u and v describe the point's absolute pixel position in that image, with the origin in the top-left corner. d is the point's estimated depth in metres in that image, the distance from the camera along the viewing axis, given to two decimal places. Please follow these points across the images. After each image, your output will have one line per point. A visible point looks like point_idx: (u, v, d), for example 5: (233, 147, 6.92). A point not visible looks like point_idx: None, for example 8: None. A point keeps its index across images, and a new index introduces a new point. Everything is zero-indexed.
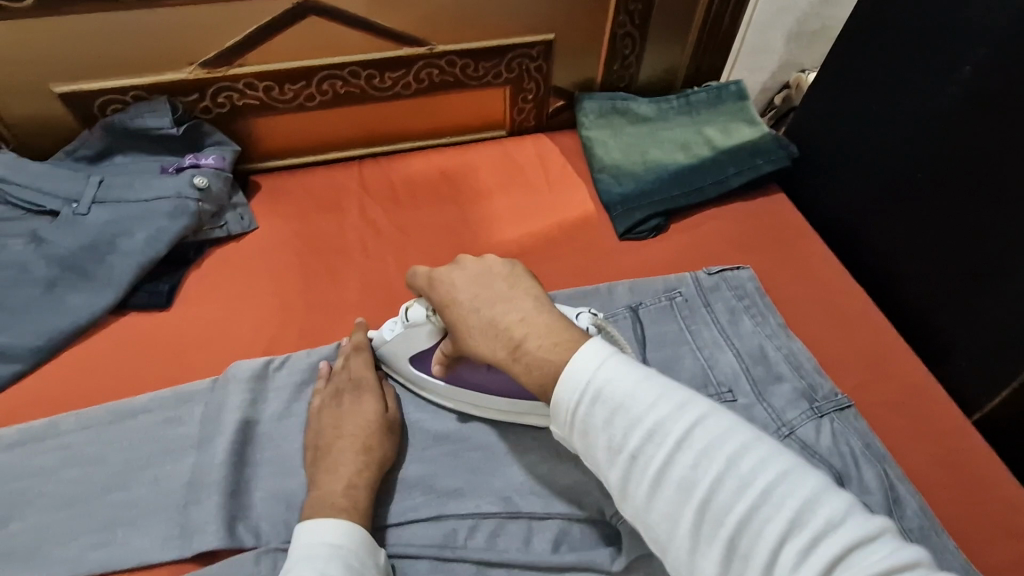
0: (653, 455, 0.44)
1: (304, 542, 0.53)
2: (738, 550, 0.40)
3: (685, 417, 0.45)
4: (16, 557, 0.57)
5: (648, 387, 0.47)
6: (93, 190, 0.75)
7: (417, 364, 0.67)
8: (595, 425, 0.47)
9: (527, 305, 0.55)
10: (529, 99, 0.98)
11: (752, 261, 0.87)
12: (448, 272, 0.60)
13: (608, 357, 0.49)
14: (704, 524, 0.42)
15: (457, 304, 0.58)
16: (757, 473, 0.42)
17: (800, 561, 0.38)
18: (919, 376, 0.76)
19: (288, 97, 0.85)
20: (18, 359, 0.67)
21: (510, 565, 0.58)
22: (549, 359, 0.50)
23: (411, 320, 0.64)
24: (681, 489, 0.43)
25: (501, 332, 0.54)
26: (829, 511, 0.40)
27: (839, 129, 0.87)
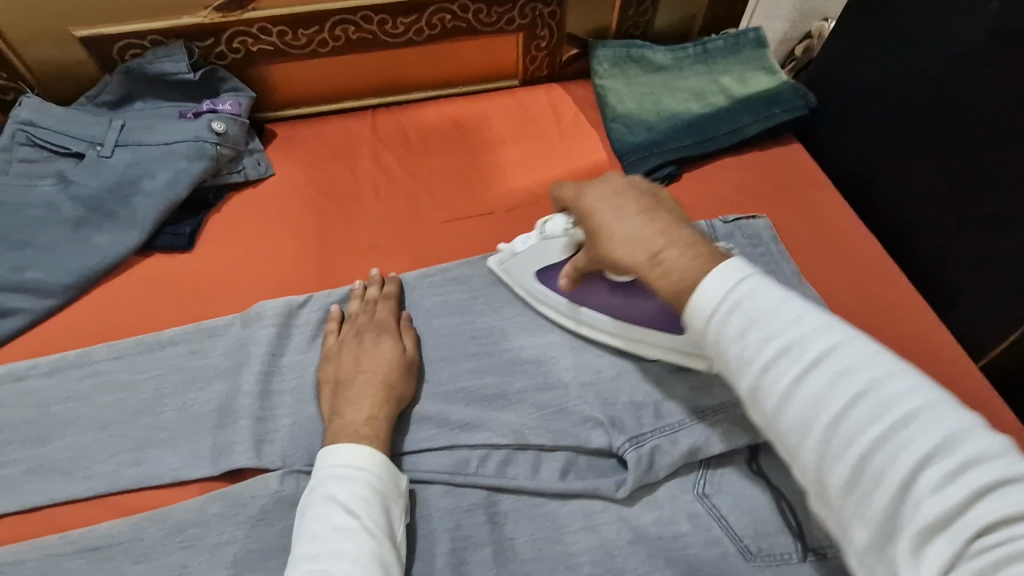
0: (787, 369, 0.43)
1: (329, 462, 0.56)
2: (870, 471, 0.38)
3: (829, 337, 0.43)
4: (57, 472, 0.61)
5: (790, 308, 0.45)
6: (116, 134, 0.77)
7: (540, 279, 0.71)
8: (728, 336, 0.45)
9: (667, 221, 0.54)
10: (542, 47, 0.97)
11: (767, 209, 0.86)
12: (594, 185, 0.60)
13: (747, 275, 0.47)
14: (834, 442, 0.40)
15: (600, 212, 0.57)
16: (902, 399, 0.39)
17: (939, 489, 0.36)
18: (927, 324, 0.76)
19: (301, 43, 0.85)
20: (49, 294, 0.70)
21: (520, 491, 0.61)
22: (687, 269, 0.49)
23: (548, 231, 0.68)
24: (814, 405, 0.41)
25: (642, 240, 0.53)
26: (976, 445, 0.36)
27: (860, 75, 0.85)
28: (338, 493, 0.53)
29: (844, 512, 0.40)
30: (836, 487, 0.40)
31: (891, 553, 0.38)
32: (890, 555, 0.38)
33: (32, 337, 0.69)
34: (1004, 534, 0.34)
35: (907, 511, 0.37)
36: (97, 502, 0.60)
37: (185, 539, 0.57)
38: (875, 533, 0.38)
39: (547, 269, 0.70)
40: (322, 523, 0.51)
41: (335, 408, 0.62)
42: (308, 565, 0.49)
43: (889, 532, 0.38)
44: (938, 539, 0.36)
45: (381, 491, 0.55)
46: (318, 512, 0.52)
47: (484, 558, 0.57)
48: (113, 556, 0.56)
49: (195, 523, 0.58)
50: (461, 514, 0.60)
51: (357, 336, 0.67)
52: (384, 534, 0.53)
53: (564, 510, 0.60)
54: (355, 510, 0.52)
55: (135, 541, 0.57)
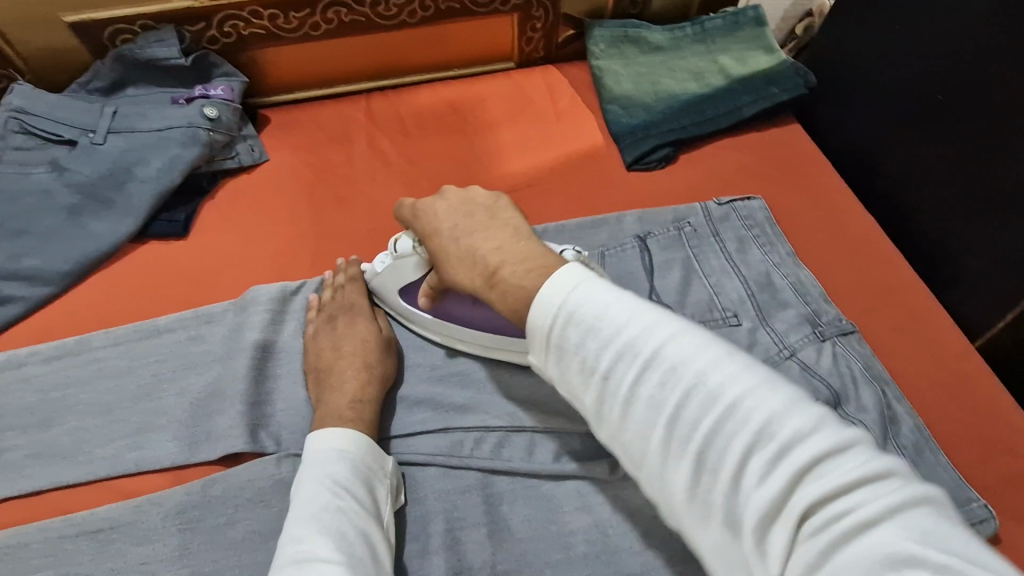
0: (625, 374, 0.43)
1: (313, 448, 0.57)
2: (708, 464, 0.39)
3: (660, 334, 0.43)
4: (60, 456, 0.62)
5: (624, 310, 0.45)
6: (109, 121, 0.77)
7: (405, 297, 0.69)
8: (569, 345, 0.45)
9: (503, 235, 0.55)
10: (538, 27, 0.96)
11: (764, 190, 0.86)
12: (431, 205, 0.61)
13: (584, 277, 0.47)
14: (672, 442, 0.41)
15: (438, 234, 0.59)
16: (723, 389, 0.40)
17: (765, 475, 0.37)
18: (924, 303, 0.75)
19: (293, 26, 0.85)
20: (48, 281, 0.71)
21: (514, 473, 0.61)
22: (521, 287, 0.50)
23: (399, 251, 0.66)
24: (651, 407, 0.42)
25: (476, 260, 0.54)
26: (793, 425, 0.37)
27: (861, 53, 0.84)
28: (323, 474, 0.54)
29: (692, 511, 0.40)
30: (682, 487, 0.40)
31: (741, 550, 0.38)
32: (739, 551, 0.38)
33: (30, 325, 0.70)
34: (829, 510, 0.35)
35: (744, 501, 0.37)
36: (98, 486, 0.61)
37: (186, 522, 0.58)
38: (723, 532, 0.38)
39: (409, 287, 0.68)
40: (310, 506, 0.51)
41: (321, 393, 0.63)
42: (296, 547, 0.49)
43: (736, 528, 0.38)
44: (777, 527, 0.36)
45: (364, 472, 0.56)
46: (304, 496, 0.52)
47: (480, 537, 0.58)
48: (115, 538, 0.57)
49: (195, 505, 0.58)
50: (456, 495, 0.60)
51: (337, 321, 0.67)
52: (370, 514, 0.53)
53: (559, 491, 0.60)
54: (341, 491, 0.53)
55: (137, 524, 0.58)
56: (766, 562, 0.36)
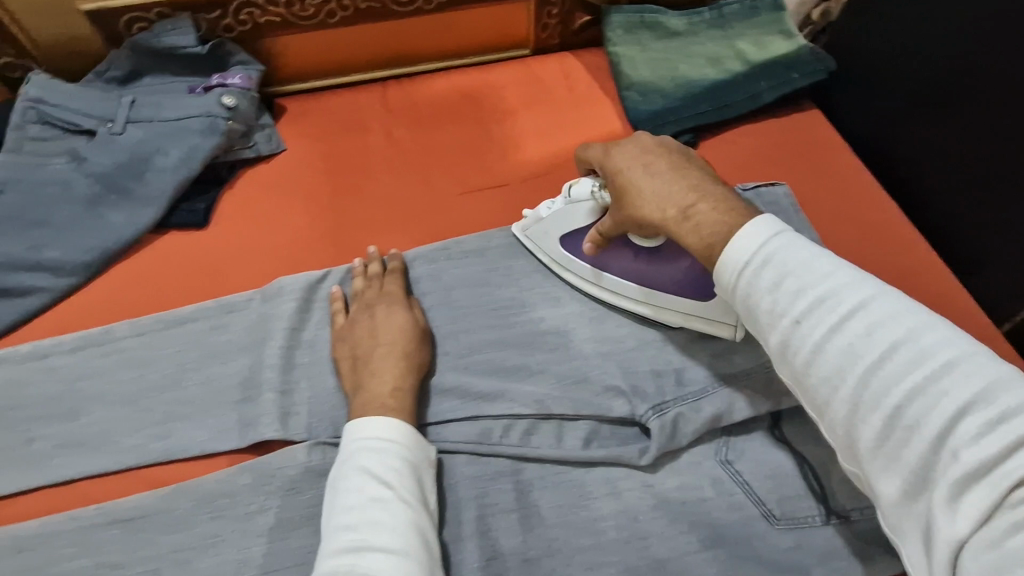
0: (821, 323, 0.46)
1: (359, 435, 0.56)
2: (905, 420, 0.42)
3: (865, 296, 0.46)
4: (88, 446, 0.62)
5: (825, 265, 0.48)
6: (127, 110, 0.76)
7: (566, 244, 0.70)
8: (760, 289, 0.49)
9: (699, 182, 0.58)
10: (554, 14, 0.95)
11: (784, 177, 0.85)
12: (621, 146, 0.64)
13: (784, 237, 0.50)
14: (867, 394, 0.44)
15: (629, 169, 0.61)
16: (935, 351, 0.42)
17: (975, 438, 0.39)
18: (948, 288, 0.75)
19: (309, 13, 0.84)
20: (70, 272, 0.70)
21: (543, 460, 0.61)
22: (719, 223, 0.53)
23: (574, 195, 0.68)
24: (849, 359, 0.45)
25: (672, 199, 0.57)
26: (1011, 396, 0.39)
27: (885, 38, 0.84)
28: (370, 464, 0.54)
29: (876, 460, 0.43)
30: (870, 438, 0.43)
31: (926, 503, 0.41)
32: (924, 504, 0.41)
33: (54, 316, 0.69)
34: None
35: (941, 461, 0.40)
36: (127, 476, 0.61)
37: (215, 510, 0.58)
38: (910, 482, 0.42)
39: (575, 233, 0.69)
40: (357, 495, 0.51)
41: (357, 380, 0.62)
42: (346, 536, 0.49)
43: (925, 482, 0.41)
44: (975, 487, 0.38)
45: (411, 461, 0.56)
46: (351, 485, 0.52)
47: (510, 523, 0.58)
48: (145, 527, 0.57)
49: (225, 493, 0.59)
50: (485, 482, 0.60)
51: (370, 309, 0.67)
52: (418, 504, 0.53)
53: (589, 477, 0.60)
54: (389, 481, 0.53)
55: (167, 512, 0.58)
56: (954, 520, 0.39)
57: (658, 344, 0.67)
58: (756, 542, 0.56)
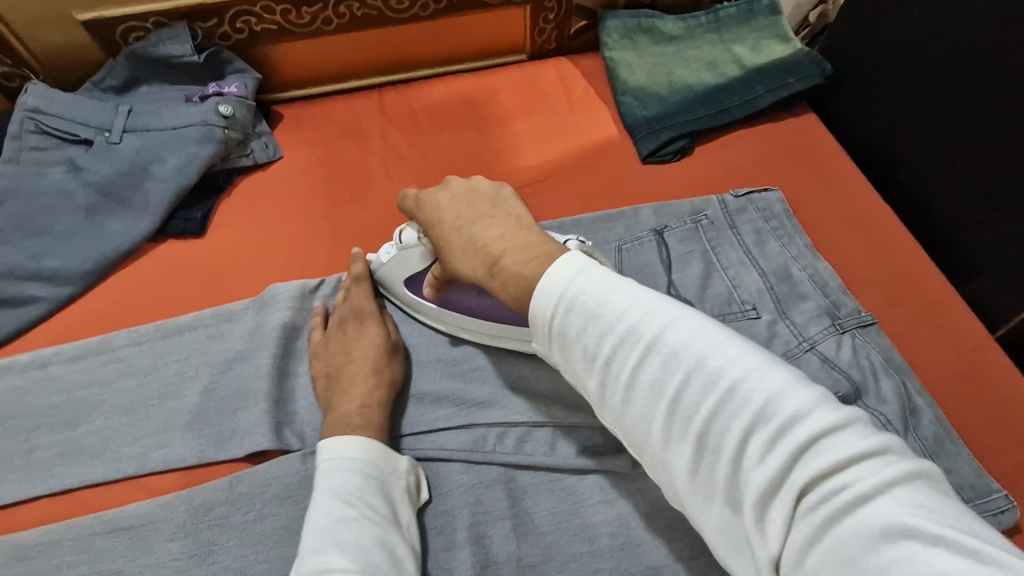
0: (627, 359, 0.45)
1: (327, 456, 0.56)
2: (708, 448, 0.41)
3: (659, 324, 0.44)
4: (88, 455, 0.63)
5: (623, 296, 0.46)
6: (124, 119, 0.77)
7: (411, 285, 0.69)
8: (572, 332, 0.47)
9: (508, 222, 0.56)
10: (550, 19, 0.95)
11: (779, 182, 0.85)
12: (433, 193, 0.63)
13: (587, 267, 0.48)
14: (674, 428, 0.42)
15: (443, 222, 0.60)
16: (723, 373, 0.41)
17: (764, 455, 0.38)
18: (944, 295, 0.75)
19: (305, 21, 0.84)
20: (69, 281, 0.71)
21: (537, 467, 0.62)
22: (522, 275, 0.51)
23: (403, 242, 0.67)
24: (654, 392, 0.43)
25: (478, 249, 0.56)
26: (790, 408, 0.39)
27: (880, 43, 0.84)
28: (337, 485, 0.54)
29: (695, 491, 0.42)
30: (685, 469, 0.42)
31: (741, 526, 0.40)
32: (740, 527, 0.40)
33: (54, 326, 0.70)
34: (826, 487, 0.37)
35: (745, 481, 0.39)
36: (127, 484, 0.62)
37: (214, 518, 0.59)
38: (726, 510, 0.40)
39: (414, 275, 0.68)
40: (325, 516, 0.51)
41: (329, 398, 0.63)
42: (315, 559, 0.48)
43: (737, 504, 0.40)
44: (776, 505, 0.38)
45: (378, 478, 0.56)
46: (320, 506, 0.52)
47: (505, 531, 0.58)
48: (145, 535, 0.58)
49: (223, 501, 0.59)
50: (480, 489, 0.61)
51: (343, 325, 0.67)
52: (388, 521, 0.53)
53: (582, 485, 0.61)
54: (355, 500, 0.53)
55: (166, 520, 0.59)
56: (766, 538, 0.38)
57: None
58: None
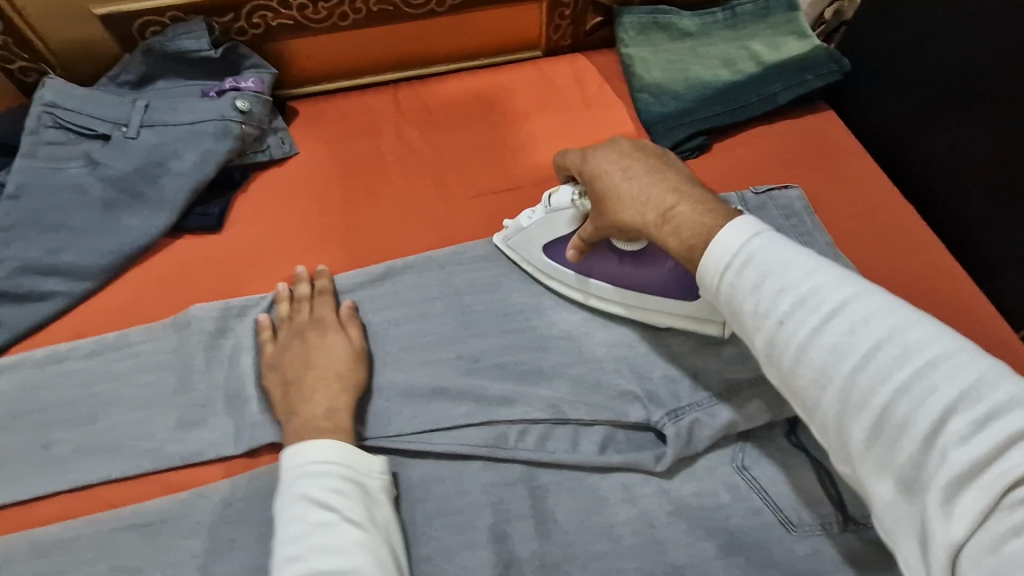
0: (805, 320, 0.46)
1: (295, 463, 0.55)
2: (892, 419, 0.41)
3: (844, 291, 0.45)
4: (105, 450, 0.62)
5: (804, 263, 0.48)
6: (140, 114, 0.76)
7: (549, 250, 0.70)
8: (746, 289, 0.49)
9: (678, 181, 0.58)
10: (566, 15, 0.94)
11: (798, 179, 0.84)
12: (600, 151, 0.63)
13: (769, 241, 0.50)
14: (854, 394, 0.43)
15: (611, 176, 0.60)
16: (921, 347, 0.41)
17: (963, 438, 0.38)
18: (964, 294, 0.74)
19: (321, 16, 0.84)
20: (86, 277, 0.71)
21: (559, 465, 0.61)
22: (699, 223, 0.54)
23: (554, 204, 0.67)
24: (833, 355, 0.44)
25: (650, 199, 0.57)
26: (999, 394, 0.38)
27: (900, 39, 0.83)
28: (312, 490, 0.53)
29: (869, 463, 0.42)
30: (859, 440, 0.42)
31: (922, 509, 0.39)
32: (918, 507, 0.40)
33: (70, 321, 0.70)
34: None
35: (933, 461, 0.39)
36: (144, 480, 0.61)
37: (232, 515, 0.58)
38: (903, 484, 0.40)
39: (558, 241, 0.69)
40: (300, 523, 0.51)
41: (287, 406, 0.61)
42: (294, 567, 0.49)
43: (921, 484, 0.40)
44: (968, 489, 0.37)
45: (352, 480, 0.55)
46: (293, 514, 0.52)
47: (527, 529, 0.58)
48: (163, 531, 0.58)
49: (242, 498, 0.59)
50: (501, 488, 0.60)
51: (298, 335, 0.66)
52: (366, 521, 0.53)
53: (604, 483, 0.60)
54: (330, 503, 0.52)
55: (184, 517, 0.58)
56: (950, 524, 0.37)
57: (671, 349, 0.67)
58: (775, 548, 0.55)
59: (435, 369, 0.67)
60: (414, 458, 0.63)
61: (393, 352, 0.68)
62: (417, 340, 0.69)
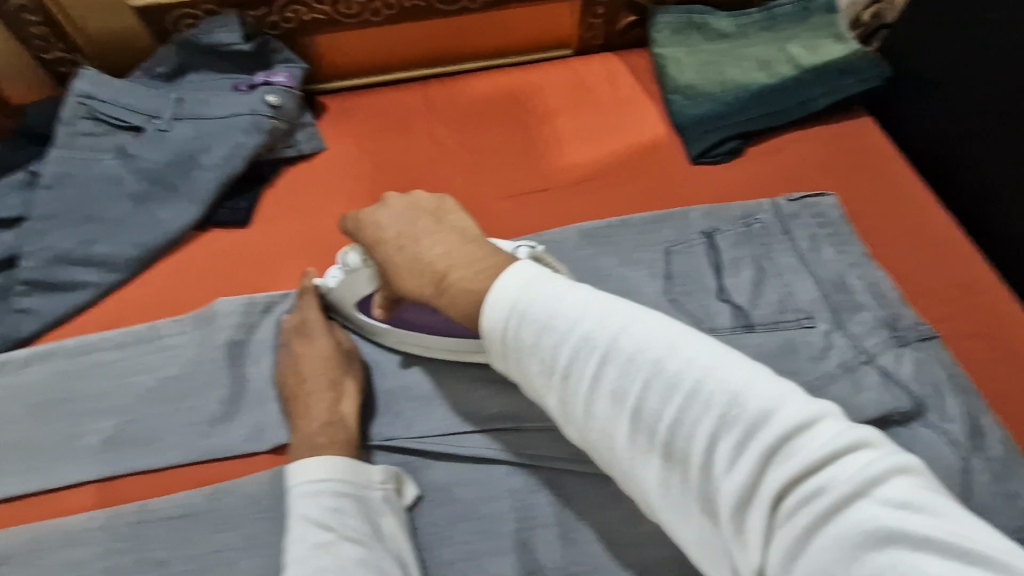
0: (586, 371, 0.46)
1: (295, 482, 0.56)
2: (676, 451, 0.42)
3: (614, 335, 0.46)
4: (133, 442, 0.62)
5: (573, 305, 0.48)
6: (173, 107, 0.77)
7: (362, 309, 0.67)
8: (523, 344, 0.48)
9: (449, 235, 0.56)
10: (600, 14, 0.93)
11: (835, 187, 0.82)
12: (378, 213, 0.61)
13: (531, 275, 0.50)
14: (641, 436, 0.44)
15: (387, 245, 0.58)
16: (682, 376, 0.43)
17: (733, 460, 0.40)
18: (1010, 306, 0.72)
19: (354, 11, 0.84)
20: (118, 268, 0.71)
21: (587, 472, 0.60)
22: (468, 289, 0.52)
23: (348, 265, 0.65)
24: (616, 401, 0.45)
25: (425, 265, 0.55)
26: (755, 404, 0.41)
27: (945, 44, 0.80)
28: (309, 511, 0.54)
29: (672, 499, 0.43)
30: (656, 480, 0.43)
31: (720, 533, 0.41)
32: (717, 534, 0.41)
33: (101, 313, 0.70)
34: (803, 491, 0.38)
35: (716, 488, 0.41)
36: (170, 474, 0.61)
37: (258, 510, 0.59)
38: (703, 514, 0.42)
39: (364, 299, 0.66)
40: (301, 544, 0.52)
41: (296, 416, 0.62)
42: None
43: (712, 510, 0.41)
44: (752, 510, 0.39)
45: (352, 495, 0.56)
46: (295, 535, 0.53)
47: (551, 537, 0.57)
48: (190, 524, 0.58)
49: (269, 494, 0.59)
50: (526, 494, 0.59)
51: (305, 336, 0.66)
52: (369, 538, 0.54)
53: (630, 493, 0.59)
54: (328, 522, 0.54)
55: (211, 511, 0.58)
56: (746, 548, 0.39)
57: None
58: None
59: (461, 369, 0.65)
60: (440, 459, 0.62)
61: (418, 354, 0.68)
62: None
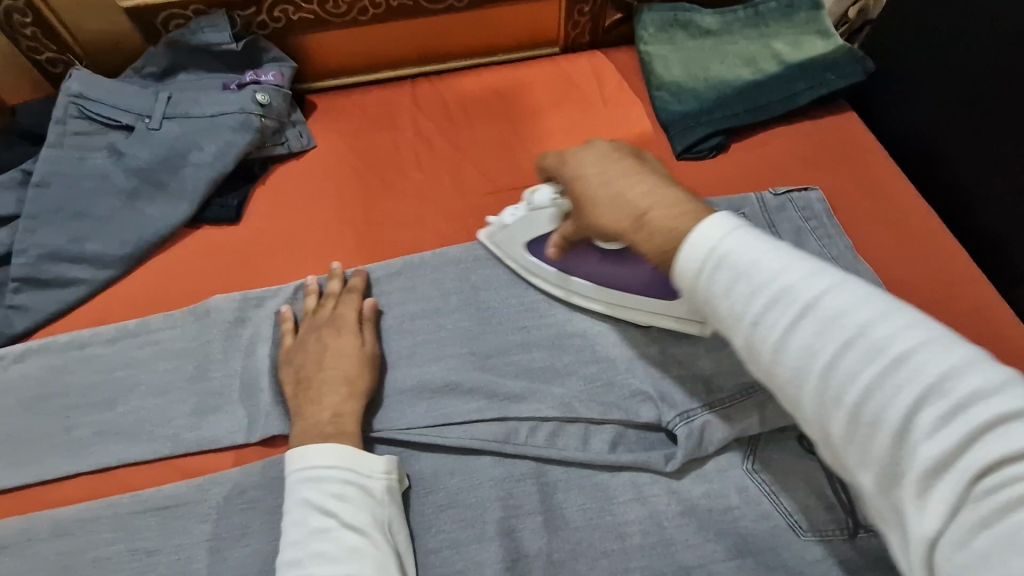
0: (780, 316, 0.41)
1: (298, 467, 0.56)
2: (866, 414, 0.36)
3: (817, 286, 0.40)
4: (124, 434, 0.63)
5: (775, 256, 0.43)
6: (163, 106, 0.78)
7: (531, 248, 0.70)
8: (714, 289, 0.44)
9: (653, 180, 0.54)
10: (585, 11, 0.94)
11: (817, 182, 0.83)
12: (580, 152, 0.60)
13: (734, 224, 0.46)
14: (827, 393, 0.38)
15: (589, 177, 0.57)
16: (892, 340, 0.37)
17: (933, 429, 0.33)
18: (988, 300, 0.73)
19: (342, 11, 0.85)
20: (108, 265, 0.72)
21: (569, 462, 0.61)
22: (670, 228, 0.49)
23: (535, 203, 0.68)
24: (808, 352, 0.39)
25: (628, 201, 0.53)
26: (972, 381, 0.33)
27: (925, 39, 0.81)
28: (311, 496, 0.55)
29: (852, 459, 0.37)
30: (838, 439, 0.38)
31: (896, 501, 0.35)
32: (892, 501, 0.35)
33: (92, 309, 0.71)
34: (1001, 475, 0.31)
35: (908, 454, 0.34)
36: (160, 465, 0.62)
37: (246, 501, 0.59)
38: (880, 477, 0.36)
39: (538, 239, 0.69)
40: (300, 528, 0.53)
41: (297, 406, 0.62)
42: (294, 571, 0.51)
43: (894, 477, 0.35)
44: (941, 482, 0.33)
45: (356, 484, 0.56)
46: (295, 518, 0.54)
47: (535, 525, 0.58)
48: (178, 515, 0.59)
49: (256, 486, 0.60)
50: (511, 483, 0.60)
51: (317, 333, 0.66)
52: (367, 527, 0.54)
53: (614, 481, 0.60)
54: (329, 508, 0.54)
55: (199, 502, 0.59)
56: (921, 517, 0.33)
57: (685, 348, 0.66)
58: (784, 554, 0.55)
59: (449, 363, 0.67)
60: (425, 450, 0.63)
61: (406, 348, 0.69)
62: (431, 334, 0.69)
